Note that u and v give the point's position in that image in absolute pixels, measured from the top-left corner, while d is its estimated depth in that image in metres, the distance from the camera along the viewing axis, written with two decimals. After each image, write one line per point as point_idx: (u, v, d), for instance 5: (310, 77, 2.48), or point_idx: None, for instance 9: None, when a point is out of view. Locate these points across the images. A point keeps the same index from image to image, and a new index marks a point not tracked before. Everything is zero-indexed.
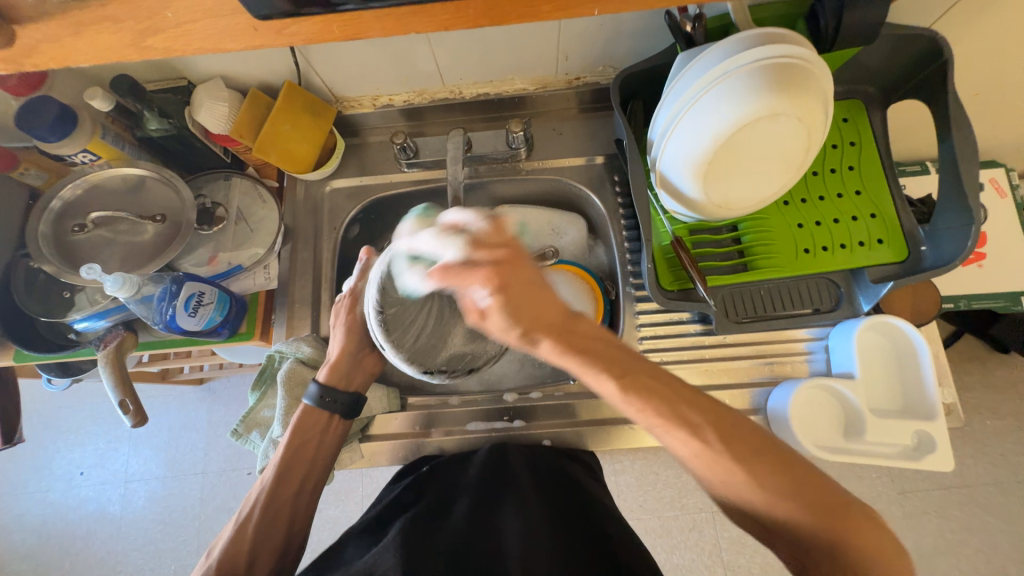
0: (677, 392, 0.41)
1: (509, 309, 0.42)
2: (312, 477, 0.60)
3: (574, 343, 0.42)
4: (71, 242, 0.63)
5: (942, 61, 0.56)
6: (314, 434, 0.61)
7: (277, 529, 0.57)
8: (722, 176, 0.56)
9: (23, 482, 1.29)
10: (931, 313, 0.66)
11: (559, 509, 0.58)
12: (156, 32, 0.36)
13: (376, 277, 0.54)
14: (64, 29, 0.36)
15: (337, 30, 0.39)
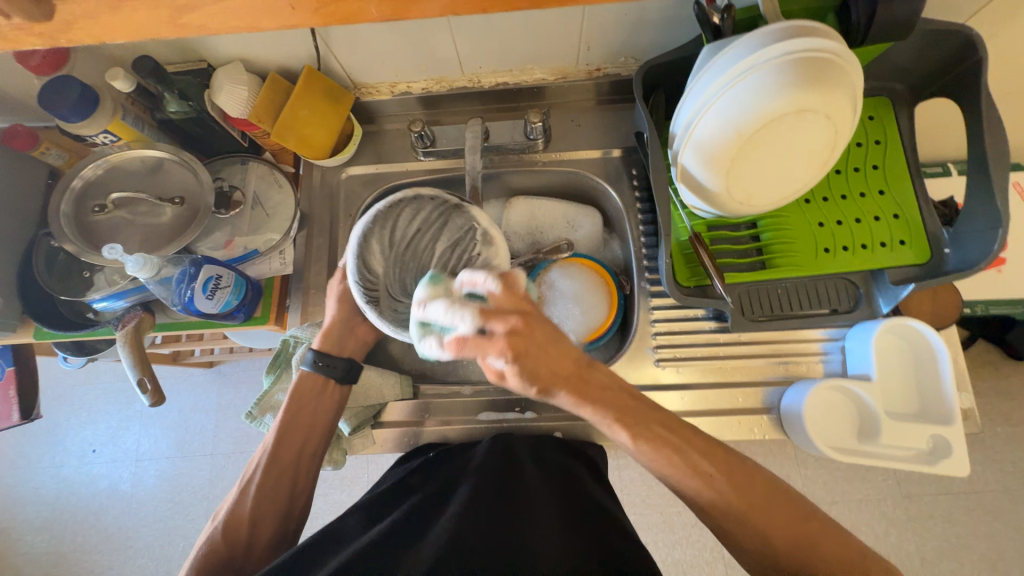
0: (691, 444, 0.50)
1: (529, 372, 0.46)
2: (311, 439, 0.62)
3: (587, 393, 0.49)
4: (92, 222, 0.63)
5: (975, 58, 0.54)
6: (310, 398, 0.62)
7: (279, 492, 0.58)
8: (745, 172, 0.55)
9: (37, 458, 1.32)
10: (951, 316, 0.65)
11: (565, 495, 0.57)
12: (192, 10, 0.36)
13: (353, 242, 0.58)
14: (104, 6, 0.36)
15: (373, 13, 0.38)
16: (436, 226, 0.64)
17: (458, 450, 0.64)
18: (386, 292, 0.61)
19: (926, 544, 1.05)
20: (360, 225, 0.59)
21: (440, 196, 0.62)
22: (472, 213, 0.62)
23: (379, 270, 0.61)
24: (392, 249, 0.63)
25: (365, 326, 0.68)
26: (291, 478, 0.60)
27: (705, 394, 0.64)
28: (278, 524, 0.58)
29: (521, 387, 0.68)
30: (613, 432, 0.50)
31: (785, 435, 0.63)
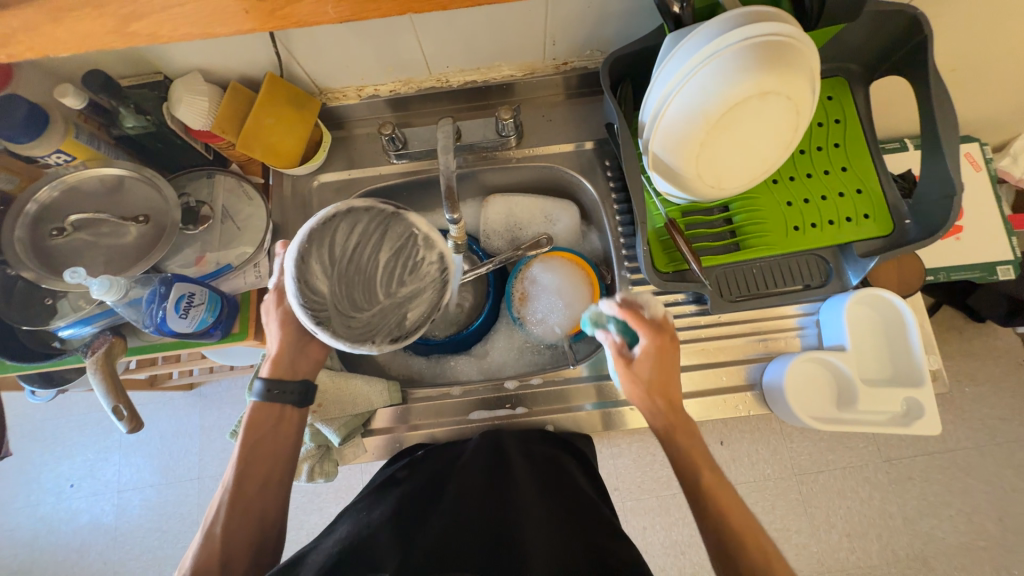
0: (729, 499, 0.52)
1: (655, 375, 0.57)
2: (272, 470, 0.56)
3: (678, 422, 0.56)
4: (50, 247, 0.60)
5: (921, 36, 0.57)
6: (265, 427, 0.56)
7: (249, 525, 0.54)
8: (714, 157, 0.56)
9: (10, 498, 1.26)
10: (916, 283, 0.68)
11: (553, 482, 0.58)
12: (141, 17, 0.35)
13: (289, 267, 0.50)
14: (45, 16, 0.34)
15: (330, 12, 0.37)
16: (375, 235, 0.55)
17: (446, 449, 0.63)
18: (336, 311, 0.50)
19: (908, 504, 1.09)
20: (293, 248, 0.50)
21: (375, 206, 0.55)
22: (412, 219, 0.56)
23: (323, 288, 0.51)
24: (334, 265, 0.52)
25: (319, 344, 0.60)
26: (259, 512, 0.55)
27: (690, 376, 0.65)
28: (250, 565, 0.53)
29: (510, 383, 0.68)
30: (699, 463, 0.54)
31: (769, 410, 0.65)
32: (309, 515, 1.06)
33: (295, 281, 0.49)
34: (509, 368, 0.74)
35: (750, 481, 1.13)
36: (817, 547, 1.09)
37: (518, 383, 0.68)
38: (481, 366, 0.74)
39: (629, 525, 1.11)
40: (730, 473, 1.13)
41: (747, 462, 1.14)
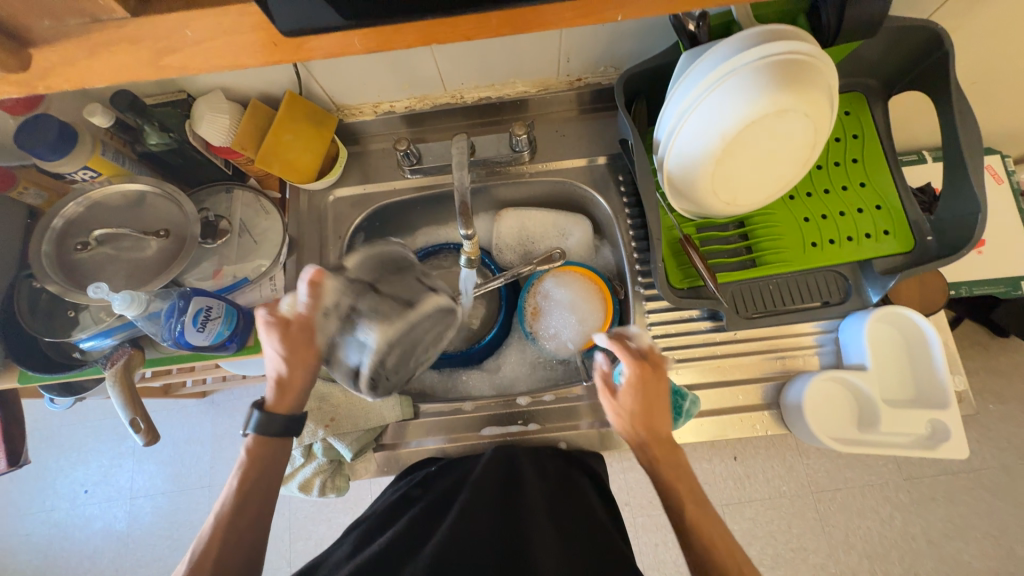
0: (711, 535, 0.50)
1: (637, 406, 0.54)
2: (262, 510, 0.54)
3: (664, 456, 0.54)
4: (75, 260, 0.62)
5: (941, 52, 0.56)
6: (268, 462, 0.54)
7: (236, 561, 0.51)
8: (730, 175, 0.55)
9: (27, 503, 1.28)
10: (940, 301, 0.66)
11: (561, 504, 0.57)
12: (171, 50, 0.32)
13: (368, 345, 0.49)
14: (79, 50, 0.31)
15: (358, 44, 0.34)
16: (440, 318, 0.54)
17: (458, 464, 0.63)
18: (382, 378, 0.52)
19: (931, 526, 1.06)
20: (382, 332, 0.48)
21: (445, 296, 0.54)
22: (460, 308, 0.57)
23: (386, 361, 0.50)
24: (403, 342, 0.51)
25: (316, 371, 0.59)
26: (244, 555, 0.52)
27: (706, 394, 0.64)
28: None
29: (523, 399, 0.67)
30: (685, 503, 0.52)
31: (788, 429, 0.63)
32: (318, 526, 1.06)
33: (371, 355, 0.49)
34: (521, 384, 0.74)
35: (766, 499, 1.10)
36: (836, 568, 1.06)
37: (530, 399, 0.67)
38: (493, 382, 0.74)
39: (641, 542, 1.09)
40: (744, 491, 1.11)
41: (762, 478, 1.11)
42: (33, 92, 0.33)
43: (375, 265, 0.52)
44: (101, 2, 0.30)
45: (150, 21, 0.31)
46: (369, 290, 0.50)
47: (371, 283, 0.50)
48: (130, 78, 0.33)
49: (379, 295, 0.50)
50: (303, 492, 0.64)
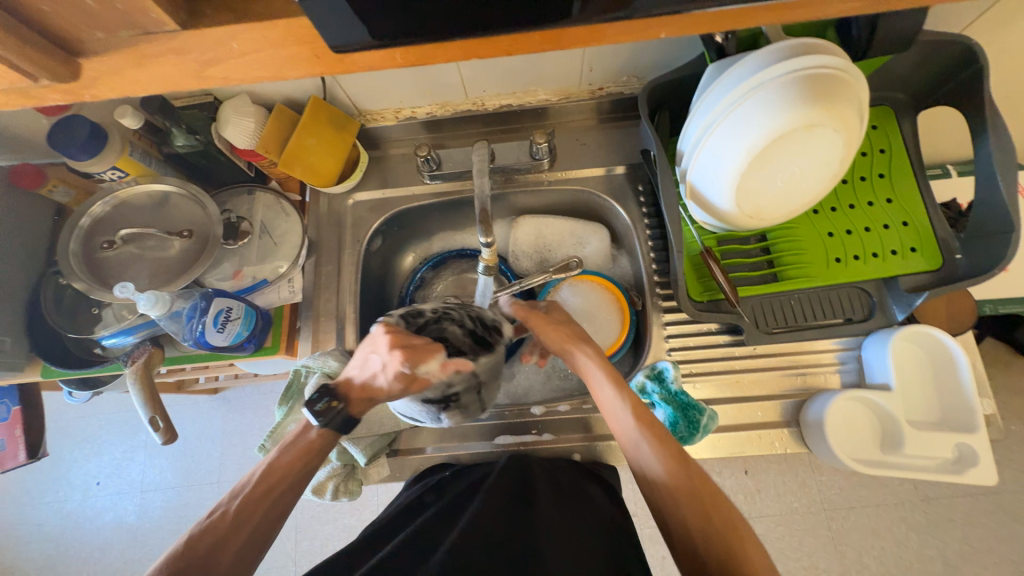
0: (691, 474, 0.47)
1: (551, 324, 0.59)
2: (264, 527, 0.47)
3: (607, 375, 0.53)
4: (100, 259, 0.63)
5: (975, 68, 0.55)
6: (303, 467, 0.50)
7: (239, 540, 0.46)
8: (755, 189, 0.54)
9: (41, 493, 1.30)
10: (966, 321, 0.64)
11: (573, 512, 0.55)
12: (218, 62, 0.32)
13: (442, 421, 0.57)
14: (128, 61, 0.32)
15: (398, 57, 0.34)
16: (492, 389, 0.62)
17: (473, 468, 0.64)
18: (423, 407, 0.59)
19: (948, 548, 1.03)
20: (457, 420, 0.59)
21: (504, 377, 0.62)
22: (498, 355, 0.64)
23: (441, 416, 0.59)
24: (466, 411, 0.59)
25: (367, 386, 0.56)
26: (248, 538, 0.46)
27: (723, 409, 0.63)
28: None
29: (537, 409, 0.67)
30: (622, 409, 0.51)
31: (807, 448, 0.62)
32: (324, 526, 1.07)
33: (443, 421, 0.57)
34: (535, 394, 0.73)
35: (777, 515, 1.08)
36: None
37: (545, 409, 0.67)
38: (507, 390, 0.73)
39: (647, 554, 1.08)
40: (755, 506, 1.09)
41: (773, 494, 1.09)
42: (77, 99, 0.34)
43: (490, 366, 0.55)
44: (151, 14, 0.30)
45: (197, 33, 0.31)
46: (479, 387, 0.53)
47: (480, 383, 0.53)
48: (174, 87, 0.34)
49: (478, 397, 0.54)
50: (316, 496, 0.64)
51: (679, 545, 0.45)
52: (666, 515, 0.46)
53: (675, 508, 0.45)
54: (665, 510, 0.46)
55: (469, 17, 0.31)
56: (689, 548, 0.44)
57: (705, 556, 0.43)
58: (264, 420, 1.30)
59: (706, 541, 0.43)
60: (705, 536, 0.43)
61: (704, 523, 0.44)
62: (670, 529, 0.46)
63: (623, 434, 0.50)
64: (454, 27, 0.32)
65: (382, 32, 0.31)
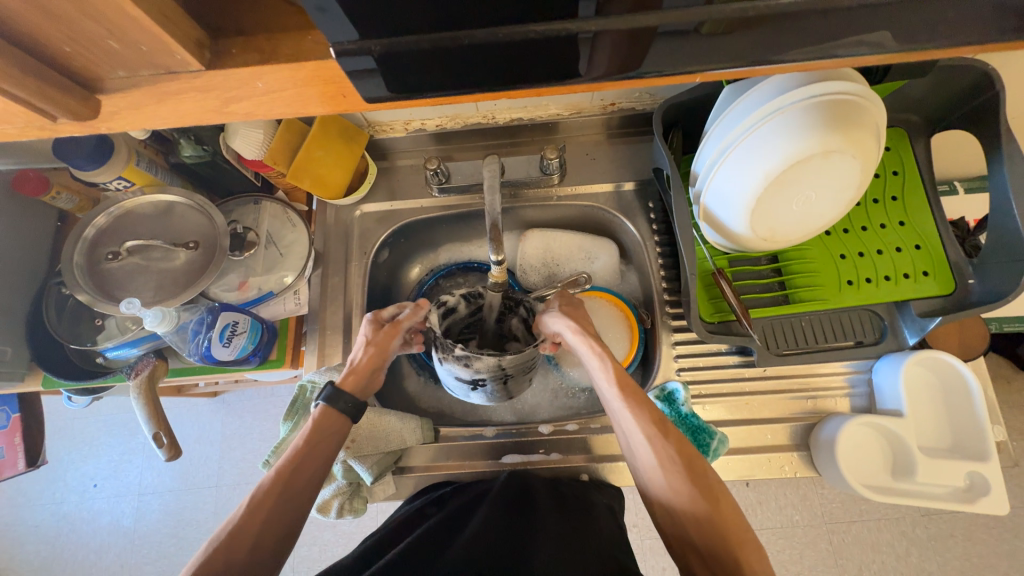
0: (701, 488, 0.48)
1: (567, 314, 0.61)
2: (284, 521, 0.49)
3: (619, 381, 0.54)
4: (105, 270, 0.62)
5: (991, 94, 0.55)
6: (314, 451, 0.53)
7: (263, 534, 0.48)
8: (772, 213, 0.54)
9: (37, 494, 1.29)
10: (978, 347, 0.64)
11: (575, 522, 0.53)
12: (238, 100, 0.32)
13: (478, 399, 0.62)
14: (148, 97, 0.31)
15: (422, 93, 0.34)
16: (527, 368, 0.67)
17: (475, 484, 0.62)
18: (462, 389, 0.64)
19: (949, 563, 1.03)
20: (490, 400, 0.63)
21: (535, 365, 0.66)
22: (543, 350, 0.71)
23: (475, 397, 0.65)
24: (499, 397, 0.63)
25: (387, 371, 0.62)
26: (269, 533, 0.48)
27: (733, 431, 0.63)
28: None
29: (545, 428, 0.66)
30: (606, 384, 0.54)
31: (816, 472, 0.62)
32: (323, 531, 1.07)
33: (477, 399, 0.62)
34: (542, 411, 0.73)
35: (777, 527, 1.08)
36: None
37: (552, 428, 0.66)
38: (514, 407, 0.73)
39: (647, 565, 1.08)
40: (756, 518, 1.09)
41: (774, 506, 1.09)
42: (96, 131, 0.33)
43: (521, 362, 0.58)
44: (175, 56, 0.29)
45: (219, 72, 0.30)
46: (503, 377, 0.58)
47: (507, 375, 0.58)
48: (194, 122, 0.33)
49: (505, 385, 0.60)
50: (320, 513, 0.63)
51: (668, 522, 0.48)
52: (646, 477, 0.51)
53: (653, 472, 0.49)
54: (644, 472, 0.50)
55: (497, 76, 0.30)
56: (666, 506, 0.48)
57: (680, 511, 0.47)
58: (264, 423, 1.29)
59: (681, 501, 0.47)
60: (680, 495, 0.47)
61: (681, 484, 0.48)
62: (649, 488, 0.50)
63: (609, 405, 0.54)
64: (481, 83, 0.31)
65: (410, 87, 0.31)
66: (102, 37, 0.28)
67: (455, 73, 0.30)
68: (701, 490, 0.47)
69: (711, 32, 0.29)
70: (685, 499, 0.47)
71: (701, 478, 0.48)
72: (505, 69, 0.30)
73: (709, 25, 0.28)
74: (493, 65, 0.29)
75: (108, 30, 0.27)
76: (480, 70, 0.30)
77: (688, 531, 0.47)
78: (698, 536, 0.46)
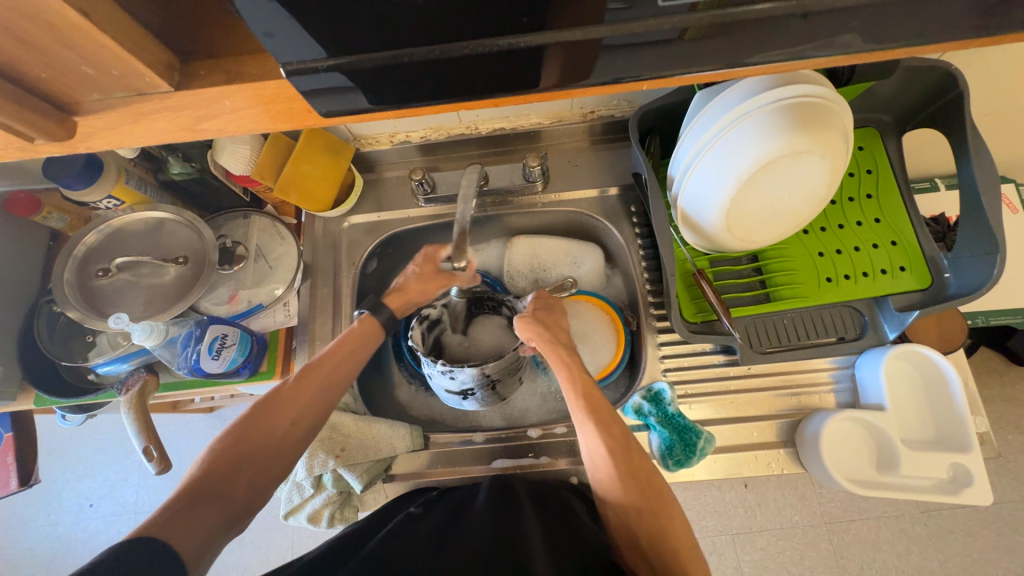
0: (653, 497, 0.49)
1: (540, 318, 0.61)
2: (315, 408, 0.55)
3: (588, 391, 0.54)
4: (95, 287, 0.62)
5: (955, 91, 0.56)
6: (350, 352, 0.59)
7: (288, 417, 0.53)
8: (745, 214, 0.55)
9: (33, 516, 1.28)
10: (958, 340, 0.65)
11: (559, 528, 0.53)
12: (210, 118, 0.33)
13: (474, 403, 0.63)
14: (124, 117, 0.33)
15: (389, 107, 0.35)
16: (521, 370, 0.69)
17: (461, 489, 0.62)
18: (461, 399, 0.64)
19: (950, 560, 1.02)
20: (481, 405, 0.64)
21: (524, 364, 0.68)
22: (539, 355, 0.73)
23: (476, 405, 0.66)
24: (493, 402, 0.65)
25: (359, 357, 0.59)
26: (306, 414, 0.54)
27: (720, 430, 0.64)
28: (268, 447, 0.51)
29: (534, 431, 0.67)
30: (572, 397, 0.54)
31: (803, 467, 0.62)
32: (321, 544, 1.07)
33: (476, 406, 0.64)
34: (532, 415, 0.73)
35: (777, 529, 1.08)
36: None
37: (541, 432, 0.67)
38: (505, 413, 0.73)
39: None
40: (756, 520, 1.09)
41: (773, 508, 1.09)
42: (75, 152, 0.35)
43: (505, 366, 0.60)
44: (146, 78, 0.31)
45: (191, 93, 0.32)
46: (489, 385, 0.60)
47: (493, 381, 0.60)
48: (170, 141, 0.34)
49: (494, 391, 0.62)
50: (311, 523, 0.64)
51: (623, 531, 0.49)
52: (602, 491, 0.51)
53: (612, 486, 0.50)
54: (602, 484, 0.51)
55: (461, 88, 0.32)
56: (621, 518, 0.49)
57: (632, 524, 0.48)
58: None
59: (635, 513, 0.48)
60: (634, 509, 0.48)
61: (636, 496, 0.49)
62: (607, 501, 0.51)
63: (572, 417, 0.54)
64: (442, 98, 0.32)
65: (373, 101, 0.32)
66: (76, 64, 0.29)
67: (417, 86, 0.31)
68: (651, 502, 0.49)
69: (683, 38, 0.30)
70: (636, 509, 0.48)
71: (655, 491, 0.49)
72: (470, 79, 0.31)
73: (681, 32, 0.30)
74: (453, 79, 0.31)
75: (80, 56, 0.28)
76: (443, 84, 0.31)
77: (641, 542, 0.47)
78: (650, 549, 0.47)
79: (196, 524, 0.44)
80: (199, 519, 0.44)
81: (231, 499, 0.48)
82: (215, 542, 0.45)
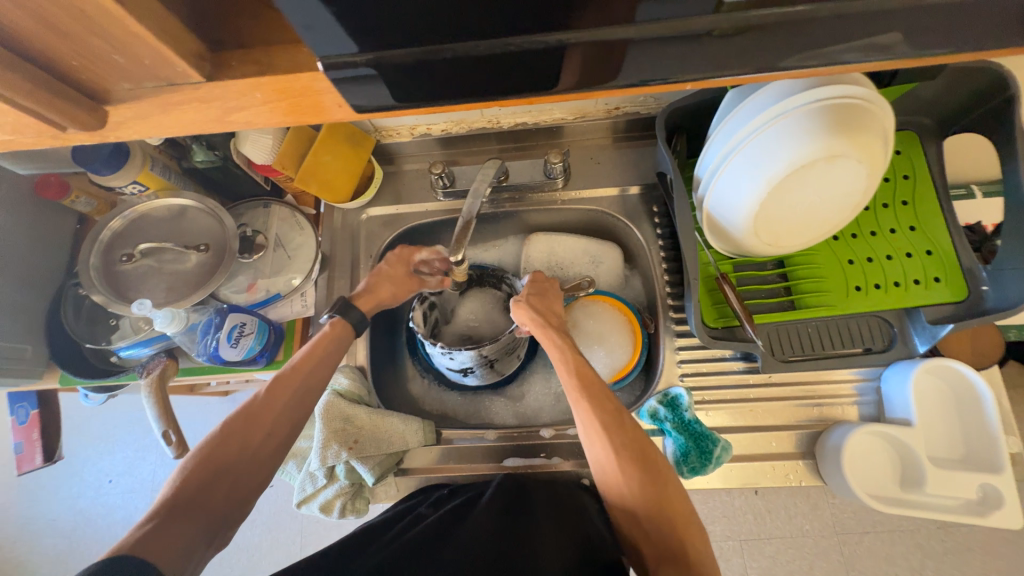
0: (653, 483, 0.48)
1: (536, 304, 0.60)
2: (287, 419, 0.56)
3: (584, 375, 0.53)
4: (119, 272, 0.63)
5: (1005, 95, 0.53)
6: (319, 361, 0.59)
7: (263, 428, 0.54)
8: (773, 217, 0.53)
9: (56, 488, 1.33)
10: (993, 355, 0.62)
11: (568, 526, 0.52)
12: (237, 109, 0.32)
13: (476, 377, 0.68)
14: (153, 106, 0.33)
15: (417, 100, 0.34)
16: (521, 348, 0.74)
17: (471, 486, 0.62)
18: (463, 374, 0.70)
19: None
20: (480, 380, 0.70)
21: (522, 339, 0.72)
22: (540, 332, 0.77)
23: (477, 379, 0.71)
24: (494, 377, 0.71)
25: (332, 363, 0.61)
26: (280, 422, 0.55)
27: (737, 438, 0.62)
28: (245, 458, 0.52)
29: (546, 431, 0.67)
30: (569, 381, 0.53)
31: (823, 480, 0.61)
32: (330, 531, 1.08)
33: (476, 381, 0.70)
34: (544, 415, 0.73)
35: (786, 537, 1.06)
36: None
37: (554, 432, 0.67)
38: (517, 410, 0.73)
39: None
40: (765, 526, 1.07)
41: (783, 515, 1.07)
42: (104, 140, 0.35)
43: (502, 347, 0.64)
44: (177, 68, 0.30)
45: (221, 84, 0.31)
46: (488, 364, 0.64)
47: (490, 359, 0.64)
48: (198, 132, 0.34)
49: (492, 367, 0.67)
50: (323, 513, 0.64)
51: (625, 515, 0.49)
52: (601, 475, 0.51)
53: (610, 471, 0.49)
54: (602, 470, 0.50)
55: (491, 84, 0.31)
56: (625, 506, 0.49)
57: (635, 506, 0.48)
58: None
59: (637, 498, 0.48)
60: (636, 493, 0.48)
61: (637, 483, 0.48)
62: (607, 487, 0.50)
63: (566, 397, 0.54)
64: (472, 94, 0.31)
65: (402, 96, 0.31)
66: (107, 52, 0.29)
67: (448, 82, 0.30)
68: (652, 486, 0.48)
69: (728, 37, 0.29)
70: (640, 496, 0.48)
71: (659, 474, 0.49)
72: (501, 76, 0.30)
73: (727, 29, 0.28)
74: (486, 75, 0.30)
75: (111, 44, 0.28)
76: (474, 80, 0.30)
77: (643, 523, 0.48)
78: (651, 527, 0.47)
79: (178, 538, 0.44)
80: (182, 531, 0.45)
81: (212, 510, 0.48)
82: (198, 553, 0.45)
